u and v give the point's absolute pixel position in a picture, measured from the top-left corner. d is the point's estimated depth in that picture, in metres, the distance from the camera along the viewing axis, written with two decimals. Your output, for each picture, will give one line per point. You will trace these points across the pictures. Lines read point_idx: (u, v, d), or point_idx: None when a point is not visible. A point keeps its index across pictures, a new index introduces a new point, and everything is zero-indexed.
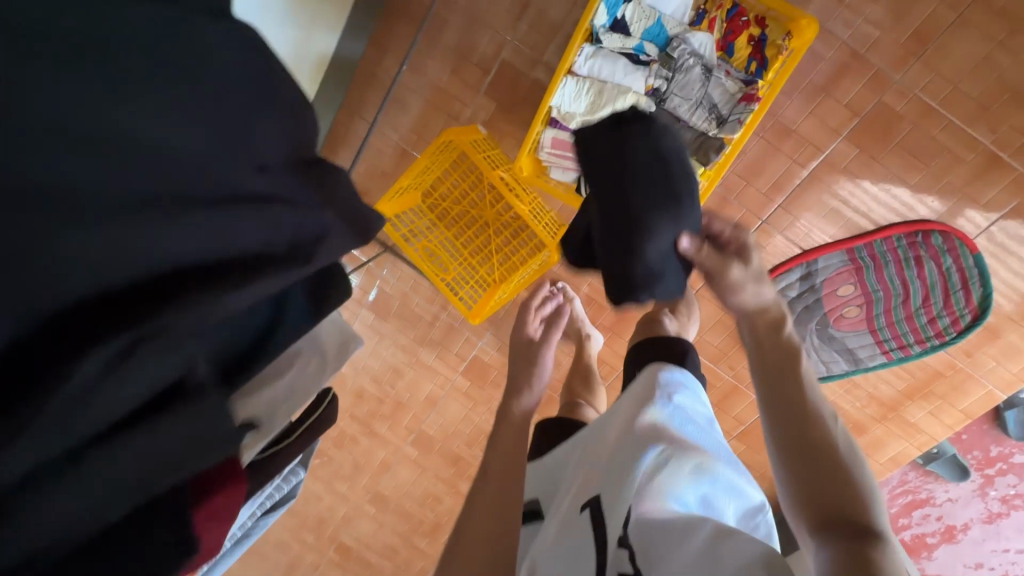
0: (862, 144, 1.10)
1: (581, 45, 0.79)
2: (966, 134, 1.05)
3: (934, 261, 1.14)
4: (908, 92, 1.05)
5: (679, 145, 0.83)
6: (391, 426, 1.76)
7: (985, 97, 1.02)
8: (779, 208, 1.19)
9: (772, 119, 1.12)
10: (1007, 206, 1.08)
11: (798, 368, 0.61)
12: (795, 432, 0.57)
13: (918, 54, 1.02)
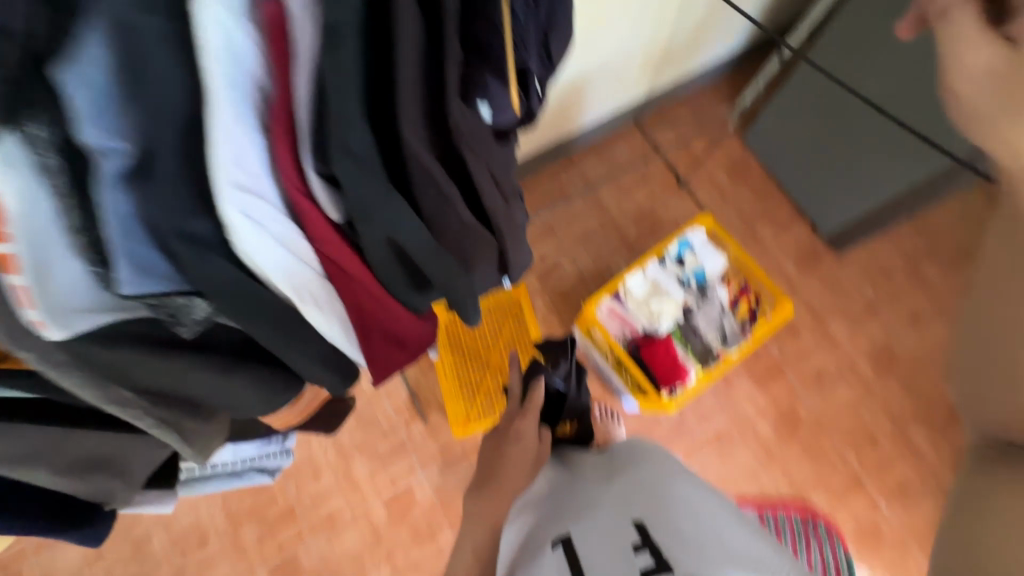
0: (776, 428, 1.52)
1: (653, 259, 1.21)
2: (842, 452, 1.49)
3: (817, 547, 1.43)
4: (808, 406, 1.53)
5: (690, 346, 1.19)
6: (262, 537, 1.48)
7: (854, 431, 1.51)
8: (715, 453, 1.50)
9: (723, 385, 1.55)
10: (865, 519, 1.45)
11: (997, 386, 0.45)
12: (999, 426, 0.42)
13: (816, 384, 1.54)
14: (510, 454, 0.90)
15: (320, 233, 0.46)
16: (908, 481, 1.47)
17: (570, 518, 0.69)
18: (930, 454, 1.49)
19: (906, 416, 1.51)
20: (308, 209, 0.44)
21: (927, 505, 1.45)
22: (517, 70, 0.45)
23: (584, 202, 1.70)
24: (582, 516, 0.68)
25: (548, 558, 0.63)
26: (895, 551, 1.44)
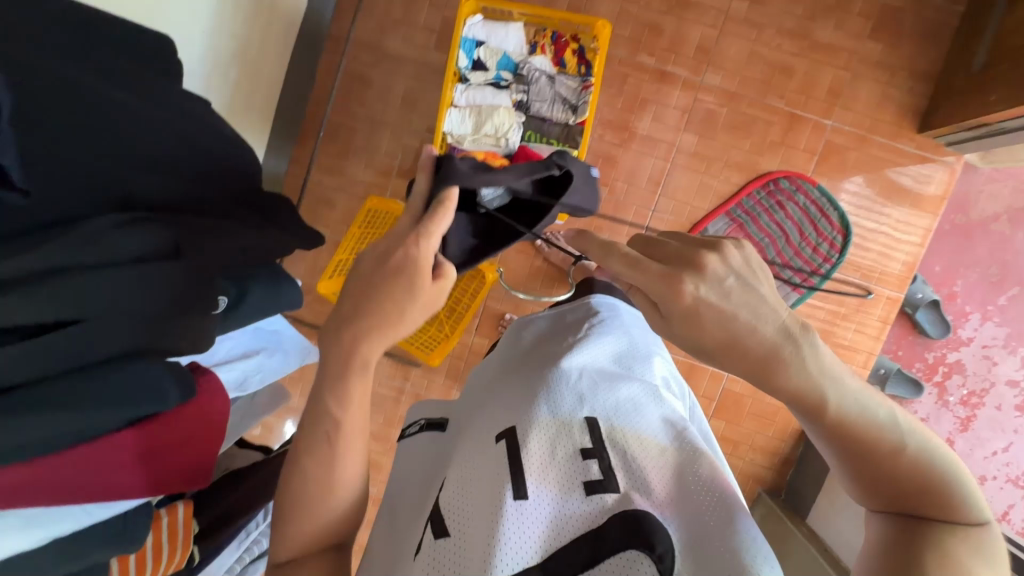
0: (698, 131, 1.41)
1: (455, 85, 1.02)
2: (766, 104, 1.39)
3: (792, 201, 1.40)
4: (712, 86, 1.39)
5: (551, 138, 1.04)
6: None
7: (765, 76, 1.38)
8: (661, 197, 1.44)
9: (627, 132, 1.42)
10: (821, 145, 1.40)
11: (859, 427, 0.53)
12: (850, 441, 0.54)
13: (705, 61, 1.39)
14: (396, 297, 0.55)
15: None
16: (840, 81, 1.37)
17: (516, 406, 0.66)
18: (844, 38, 1.36)
19: (804, 21, 1.35)
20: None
21: (866, 89, 1.37)
22: None
23: (382, 69, 1.46)
24: (528, 403, 0.65)
25: (489, 450, 0.61)
26: (861, 151, 1.40)
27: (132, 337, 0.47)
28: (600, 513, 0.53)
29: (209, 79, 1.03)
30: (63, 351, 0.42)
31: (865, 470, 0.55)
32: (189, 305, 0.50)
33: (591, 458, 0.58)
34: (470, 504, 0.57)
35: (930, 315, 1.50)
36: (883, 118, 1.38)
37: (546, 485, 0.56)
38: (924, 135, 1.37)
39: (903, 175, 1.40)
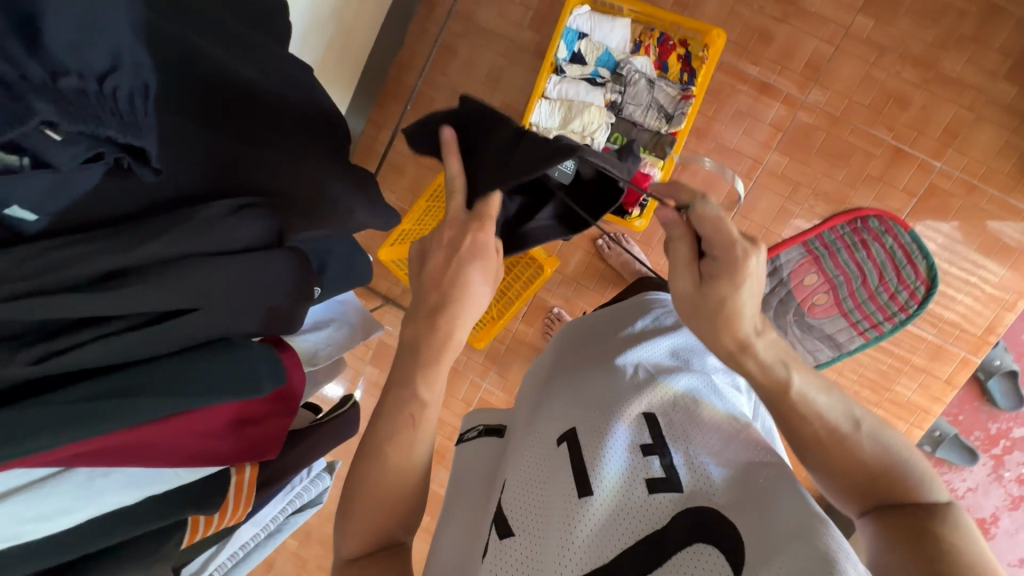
0: (790, 153, 1.33)
1: (550, 75, 1.00)
2: (871, 134, 1.29)
3: (877, 242, 1.32)
4: (815, 108, 1.30)
5: (638, 144, 1.00)
6: None
7: (876, 104, 1.28)
8: (736, 215, 1.37)
9: (713, 142, 1.35)
10: (922, 188, 1.30)
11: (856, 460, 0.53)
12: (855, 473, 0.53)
13: (813, 79, 1.29)
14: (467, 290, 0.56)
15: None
16: (960, 120, 1.26)
17: (576, 405, 0.61)
18: (975, 74, 1.23)
19: (933, 49, 1.23)
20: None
21: (987, 133, 1.25)
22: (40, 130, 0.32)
23: (470, 41, 1.43)
24: (589, 403, 0.60)
25: (549, 453, 0.57)
26: (966, 201, 1.29)
27: (243, 316, 0.50)
28: (663, 512, 0.47)
29: (306, 38, 1.04)
30: (182, 326, 0.45)
31: (833, 462, 0.54)
32: (287, 292, 0.53)
33: (650, 452, 0.53)
34: (538, 505, 0.53)
35: (1004, 385, 1.40)
36: (1000, 169, 1.26)
37: (605, 477, 0.51)
38: None
39: (1011, 232, 1.28)
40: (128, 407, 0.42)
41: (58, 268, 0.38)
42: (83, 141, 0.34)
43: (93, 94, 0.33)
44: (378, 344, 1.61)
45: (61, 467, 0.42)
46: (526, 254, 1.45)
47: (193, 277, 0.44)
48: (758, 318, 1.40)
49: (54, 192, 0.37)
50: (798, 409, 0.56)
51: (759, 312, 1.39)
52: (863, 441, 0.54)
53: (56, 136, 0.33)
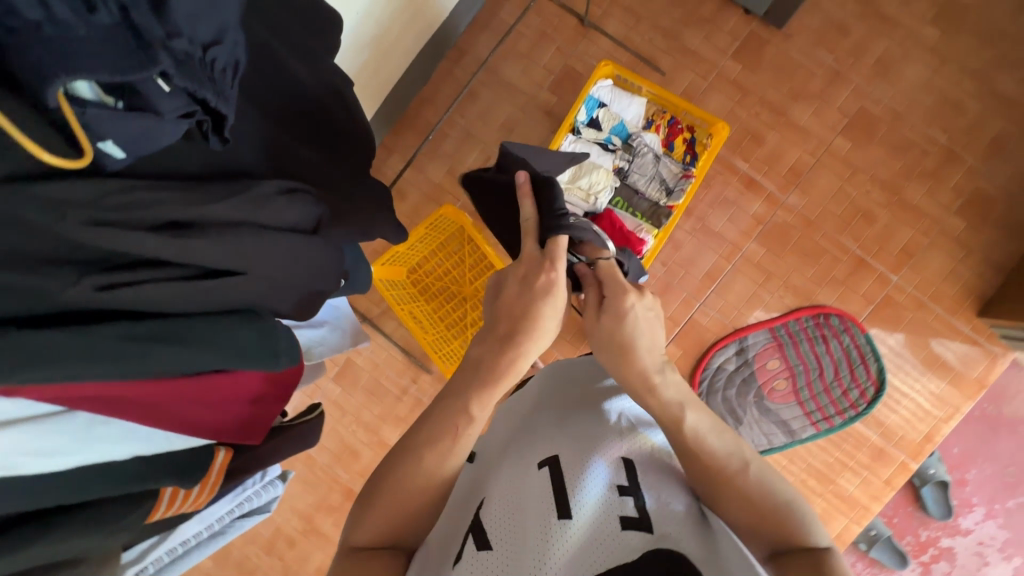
0: (767, 245, 1.44)
1: (566, 134, 1.07)
2: (838, 241, 1.42)
3: (835, 339, 1.41)
4: (793, 209, 1.43)
5: (637, 211, 1.08)
6: (337, 520, 1.60)
7: (845, 215, 1.42)
8: (712, 293, 1.46)
9: (700, 223, 1.45)
10: (879, 297, 1.42)
11: (739, 489, 0.56)
12: (752, 513, 0.55)
13: (795, 184, 1.43)
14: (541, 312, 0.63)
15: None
16: (915, 243, 1.40)
17: (562, 435, 0.62)
18: (931, 205, 1.39)
19: (898, 177, 1.39)
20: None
21: (937, 258, 1.39)
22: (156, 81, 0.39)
23: (492, 91, 1.52)
24: (572, 437, 0.61)
25: (530, 475, 0.57)
26: (916, 315, 1.41)
27: (275, 295, 0.54)
28: (632, 549, 0.48)
29: (343, 57, 1.09)
30: (220, 290, 0.48)
31: (736, 503, 0.56)
32: (315, 282, 0.58)
33: (628, 492, 0.54)
34: (514, 527, 0.53)
35: (936, 493, 1.48)
36: (947, 292, 1.40)
37: (583, 505, 0.52)
38: (981, 319, 1.38)
39: (952, 350, 1.41)
40: (162, 351, 0.44)
41: (133, 208, 0.43)
42: (184, 97, 0.41)
43: (197, 59, 0.40)
44: (347, 361, 1.58)
45: (65, 408, 0.41)
46: None
47: (246, 248, 0.49)
48: (721, 394, 1.45)
49: (143, 138, 0.42)
50: (698, 450, 0.58)
51: (723, 388, 1.45)
52: (751, 483, 0.56)
53: (166, 87, 0.40)
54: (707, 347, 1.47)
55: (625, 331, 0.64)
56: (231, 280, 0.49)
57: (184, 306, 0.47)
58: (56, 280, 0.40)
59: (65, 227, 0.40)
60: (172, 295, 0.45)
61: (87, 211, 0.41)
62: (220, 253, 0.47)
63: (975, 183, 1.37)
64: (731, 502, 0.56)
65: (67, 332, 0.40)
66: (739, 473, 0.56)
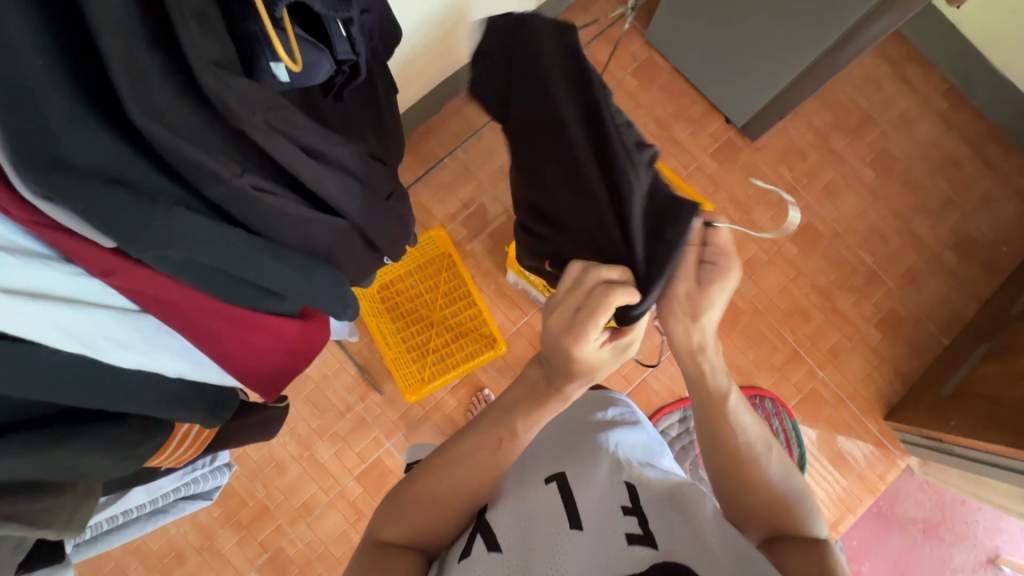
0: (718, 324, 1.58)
1: None
2: (778, 332, 1.58)
3: (768, 421, 1.53)
4: (745, 296, 1.59)
5: None
6: (241, 539, 1.46)
7: (787, 310, 1.59)
8: (665, 359, 1.56)
9: None
10: (807, 388, 1.57)
11: (759, 476, 0.65)
12: (764, 493, 0.64)
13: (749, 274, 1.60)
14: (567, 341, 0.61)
15: (94, 256, 0.48)
16: (840, 346, 1.59)
17: (564, 458, 0.67)
18: (856, 316, 1.60)
19: (832, 286, 1.60)
20: (64, 239, 0.46)
21: (857, 362, 1.59)
22: (339, 22, 0.52)
23: (496, 135, 1.62)
24: (574, 459, 0.66)
25: (540, 492, 0.62)
26: (834, 409, 1.58)
27: (342, 249, 0.66)
28: (644, 559, 0.51)
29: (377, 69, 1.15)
30: (317, 227, 0.60)
31: (751, 486, 0.65)
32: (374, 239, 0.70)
33: (633, 512, 0.56)
34: (526, 536, 0.57)
35: None
36: (861, 393, 1.58)
37: (592, 521, 0.56)
38: (886, 422, 1.57)
39: (860, 448, 1.57)
40: (261, 262, 0.55)
41: (295, 129, 0.53)
42: (349, 46, 0.54)
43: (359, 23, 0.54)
44: None
45: (139, 309, 0.53)
46: (477, 328, 1.50)
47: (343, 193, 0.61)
48: None
49: (307, 69, 0.51)
50: (726, 423, 0.68)
51: None
52: (771, 465, 0.67)
53: (343, 32, 0.53)
54: (653, 410, 1.54)
55: (703, 302, 0.66)
56: (324, 220, 0.60)
57: (282, 231, 0.57)
58: (225, 169, 0.49)
59: (252, 125, 0.48)
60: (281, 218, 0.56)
61: (265, 117, 0.50)
62: (330, 193, 0.59)
63: (891, 302, 1.60)
64: (745, 482, 0.65)
65: (209, 224, 0.50)
66: (760, 462, 0.66)
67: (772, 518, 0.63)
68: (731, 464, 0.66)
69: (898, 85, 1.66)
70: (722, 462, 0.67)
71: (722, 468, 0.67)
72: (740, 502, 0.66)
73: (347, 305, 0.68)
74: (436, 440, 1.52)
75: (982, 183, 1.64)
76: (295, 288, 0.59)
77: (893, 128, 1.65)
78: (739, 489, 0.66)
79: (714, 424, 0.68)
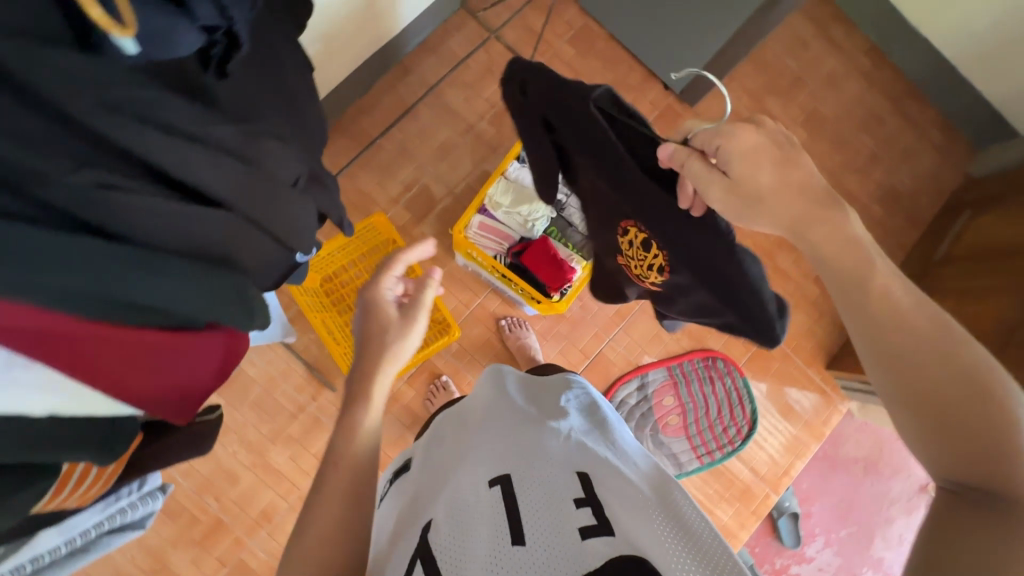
0: None
1: (513, 159, 1.16)
2: None
3: (720, 381, 1.59)
4: None
5: (570, 243, 1.17)
6: (195, 557, 1.38)
7: None
8: (620, 329, 1.57)
9: None
10: (754, 346, 1.63)
11: (964, 410, 0.56)
12: (983, 430, 0.55)
13: None
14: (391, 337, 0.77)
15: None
16: (783, 302, 1.65)
17: (510, 454, 0.65)
18: (796, 272, 1.66)
19: (772, 246, 1.65)
20: None
21: (799, 317, 1.65)
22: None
23: (433, 113, 1.55)
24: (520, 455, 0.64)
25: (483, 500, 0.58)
26: (781, 363, 1.64)
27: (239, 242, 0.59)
28: (599, 555, 0.47)
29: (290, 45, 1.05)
30: (194, 221, 0.52)
31: (950, 425, 0.56)
32: (282, 231, 0.65)
33: (586, 503, 0.54)
34: (465, 548, 0.52)
35: (789, 524, 1.69)
36: (804, 346, 1.66)
37: (538, 523, 0.53)
38: (828, 371, 1.66)
39: (804, 399, 1.65)
40: (151, 264, 0.48)
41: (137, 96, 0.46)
42: (218, 12, 0.45)
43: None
44: (237, 370, 1.42)
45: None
46: (430, 315, 1.46)
47: (228, 186, 0.55)
48: None
49: (166, 43, 0.43)
50: (936, 359, 0.57)
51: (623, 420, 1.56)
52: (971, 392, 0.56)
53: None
54: (612, 381, 1.56)
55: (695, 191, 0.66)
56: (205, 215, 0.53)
57: (160, 235, 0.50)
58: (51, 163, 0.41)
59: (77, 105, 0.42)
60: (147, 219, 0.48)
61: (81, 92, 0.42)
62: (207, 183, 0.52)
63: None
64: (951, 424, 0.56)
65: (52, 234, 0.41)
66: (973, 390, 0.56)
67: (959, 457, 0.56)
68: (921, 403, 0.58)
69: (824, 45, 1.70)
70: (933, 406, 0.57)
71: (917, 415, 0.58)
72: (916, 430, 0.59)
73: (253, 307, 0.61)
74: (396, 431, 1.48)
75: (903, 137, 1.71)
76: (178, 301, 0.51)
77: (821, 87, 1.69)
78: (928, 429, 0.58)
79: (913, 360, 0.58)
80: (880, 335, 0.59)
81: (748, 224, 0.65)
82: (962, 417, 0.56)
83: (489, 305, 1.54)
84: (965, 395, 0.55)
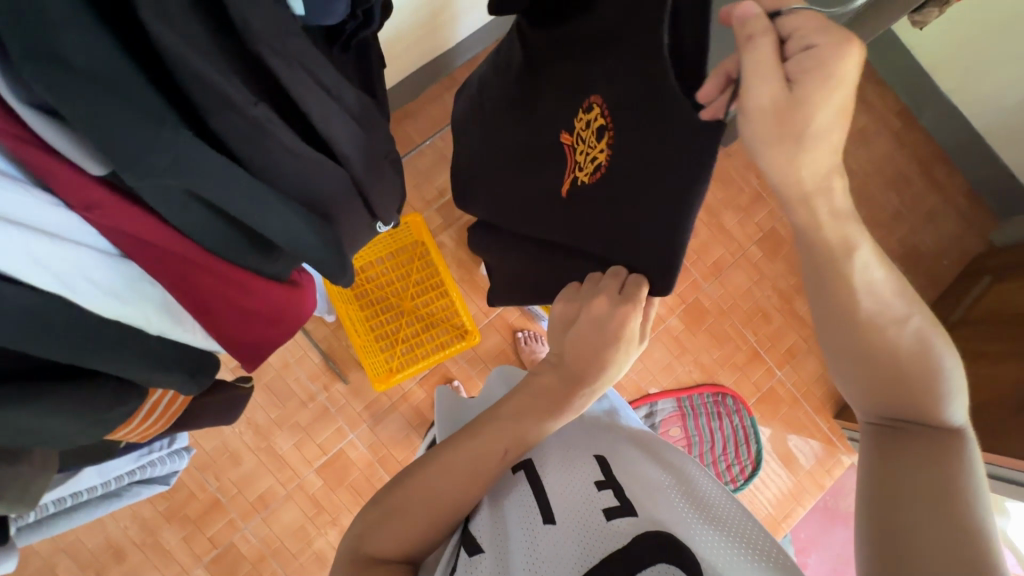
0: (685, 322, 1.62)
1: None
2: (741, 331, 1.64)
3: (728, 418, 1.59)
4: (710, 296, 1.63)
5: None
6: (187, 535, 1.37)
7: (750, 311, 1.65)
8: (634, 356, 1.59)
9: None
10: (765, 386, 1.64)
11: (898, 373, 0.59)
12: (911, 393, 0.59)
13: (715, 275, 1.64)
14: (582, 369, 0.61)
15: (77, 185, 0.46)
16: (797, 346, 1.66)
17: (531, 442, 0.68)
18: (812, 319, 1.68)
19: (790, 290, 1.67)
20: (50, 161, 0.44)
21: (811, 363, 1.66)
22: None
23: None
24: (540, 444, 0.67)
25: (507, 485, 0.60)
26: (789, 407, 1.65)
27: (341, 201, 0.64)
28: (624, 535, 0.49)
29: None
30: (320, 171, 0.58)
31: (882, 387, 0.60)
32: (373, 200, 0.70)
33: (607, 484, 0.56)
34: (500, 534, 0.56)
35: None
36: (814, 393, 1.66)
37: (562, 503, 0.55)
38: (836, 420, 1.66)
39: (808, 447, 1.64)
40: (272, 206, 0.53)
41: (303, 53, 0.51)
42: None
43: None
44: None
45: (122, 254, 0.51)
46: (449, 319, 1.47)
47: (346, 136, 0.59)
48: None
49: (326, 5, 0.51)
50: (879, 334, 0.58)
51: None
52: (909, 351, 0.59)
53: None
54: None
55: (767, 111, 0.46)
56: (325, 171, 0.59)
57: (281, 174, 0.55)
58: (240, 95, 0.46)
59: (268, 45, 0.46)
60: (281, 163, 0.54)
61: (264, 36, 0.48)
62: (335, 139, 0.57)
63: None
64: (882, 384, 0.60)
65: (206, 158, 0.46)
66: (921, 368, 0.59)
67: (881, 398, 0.61)
68: (874, 379, 0.60)
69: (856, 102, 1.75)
70: (876, 374, 0.60)
71: (855, 378, 0.62)
72: (857, 392, 0.63)
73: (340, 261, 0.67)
74: (402, 430, 1.48)
75: (926, 199, 1.75)
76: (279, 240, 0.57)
77: (851, 142, 1.74)
78: (865, 389, 0.61)
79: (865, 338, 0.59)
80: (844, 306, 0.58)
81: (755, 152, 0.49)
82: (899, 376, 0.59)
83: (508, 316, 1.56)
84: (897, 348, 0.59)
